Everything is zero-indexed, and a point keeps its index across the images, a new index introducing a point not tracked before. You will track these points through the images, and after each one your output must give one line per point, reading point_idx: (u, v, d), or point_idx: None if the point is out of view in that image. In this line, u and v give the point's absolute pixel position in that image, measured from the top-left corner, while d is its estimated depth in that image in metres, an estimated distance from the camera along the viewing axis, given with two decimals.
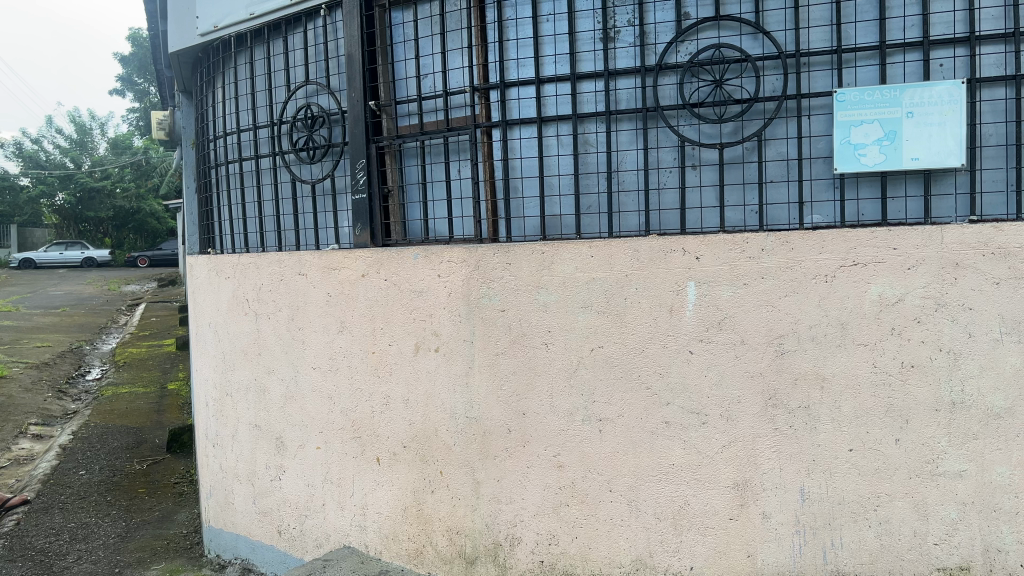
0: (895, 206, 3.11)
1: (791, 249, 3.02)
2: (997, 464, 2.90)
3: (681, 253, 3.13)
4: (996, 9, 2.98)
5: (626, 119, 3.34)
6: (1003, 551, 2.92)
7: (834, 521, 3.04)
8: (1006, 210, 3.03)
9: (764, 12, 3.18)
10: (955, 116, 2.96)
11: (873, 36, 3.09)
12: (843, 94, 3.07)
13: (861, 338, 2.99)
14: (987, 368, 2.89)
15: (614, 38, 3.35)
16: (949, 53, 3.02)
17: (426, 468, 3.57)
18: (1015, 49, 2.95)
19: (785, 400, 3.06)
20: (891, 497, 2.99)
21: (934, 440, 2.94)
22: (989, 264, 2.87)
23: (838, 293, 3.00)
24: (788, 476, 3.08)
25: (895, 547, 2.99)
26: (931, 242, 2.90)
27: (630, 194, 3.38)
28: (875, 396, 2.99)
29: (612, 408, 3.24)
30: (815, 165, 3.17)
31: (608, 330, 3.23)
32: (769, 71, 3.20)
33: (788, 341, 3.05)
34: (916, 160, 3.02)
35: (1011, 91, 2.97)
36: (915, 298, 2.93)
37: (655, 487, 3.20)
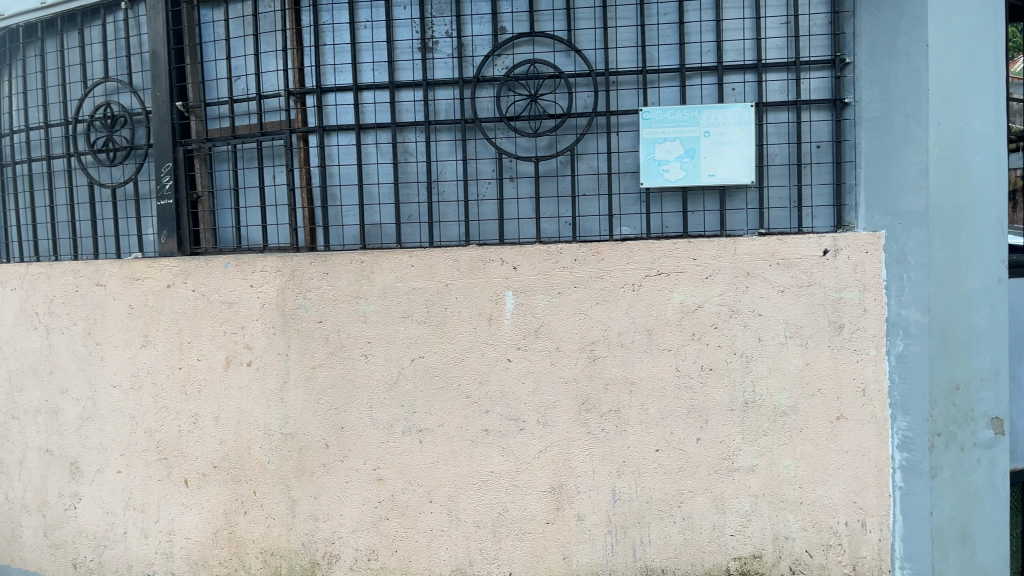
0: (695, 219, 3.32)
1: (601, 259, 3.15)
2: (784, 458, 3.14)
3: (499, 263, 3.18)
4: (780, 39, 3.25)
5: (445, 129, 3.37)
6: (790, 538, 3.16)
7: (642, 519, 3.18)
8: (789, 225, 3.31)
9: (576, 31, 3.31)
10: (745, 136, 3.20)
11: (674, 59, 3.28)
12: (647, 112, 3.23)
13: (665, 343, 3.15)
14: (775, 369, 3.14)
15: (431, 48, 3.35)
16: (739, 79, 3.26)
17: (238, 488, 3.40)
18: (796, 77, 3.24)
19: (596, 404, 3.18)
20: (692, 493, 3.17)
21: (730, 437, 3.15)
22: (775, 273, 3.12)
23: (644, 301, 3.15)
24: (600, 478, 3.19)
25: (696, 540, 3.18)
26: (726, 252, 3.12)
27: (450, 204, 3.39)
28: (678, 398, 3.16)
29: (432, 419, 3.23)
30: (623, 180, 3.32)
31: (428, 340, 3.22)
32: (581, 88, 3.32)
33: (599, 347, 3.17)
34: (713, 176, 3.22)
35: (792, 115, 3.25)
36: (712, 305, 3.14)
37: (474, 495, 3.22)
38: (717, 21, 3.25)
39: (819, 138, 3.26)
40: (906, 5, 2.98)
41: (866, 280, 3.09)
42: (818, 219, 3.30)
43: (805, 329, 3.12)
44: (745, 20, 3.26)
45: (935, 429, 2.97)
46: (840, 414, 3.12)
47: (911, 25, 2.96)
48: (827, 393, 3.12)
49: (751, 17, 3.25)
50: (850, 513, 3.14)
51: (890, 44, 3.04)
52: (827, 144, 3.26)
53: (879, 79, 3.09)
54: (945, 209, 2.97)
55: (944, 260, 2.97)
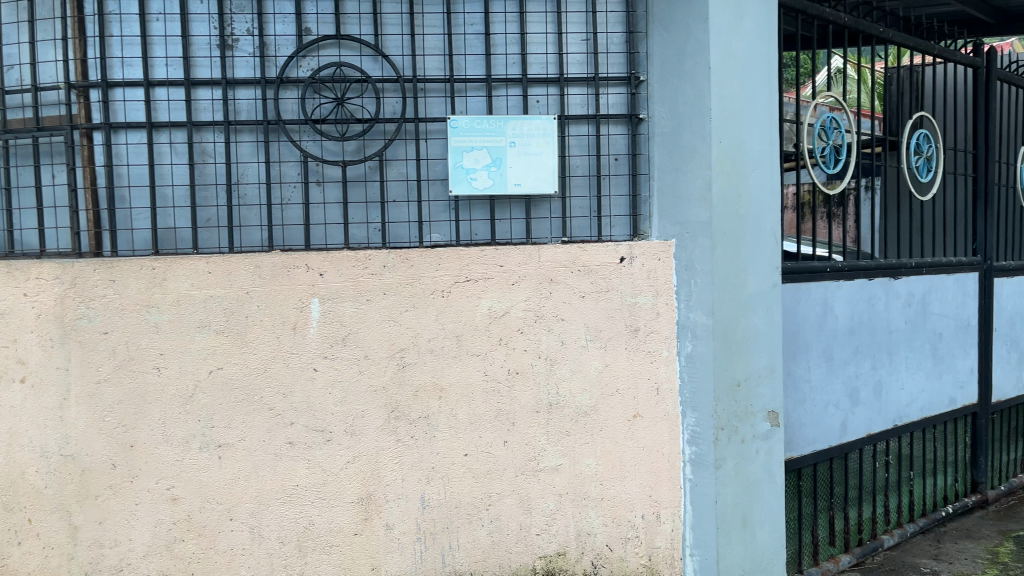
0: (502, 227, 3.38)
1: (410, 265, 3.15)
2: (586, 457, 3.28)
3: (304, 269, 3.10)
4: (581, 55, 3.39)
5: (246, 130, 3.23)
6: (592, 534, 3.29)
7: (451, 524, 3.20)
8: (590, 233, 3.45)
9: (383, 36, 3.29)
10: (549, 147, 3.33)
11: (480, 69, 3.34)
12: (455, 120, 3.27)
13: (473, 349, 3.20)
14: (577, 371, 3.26)
15: (231, 46, 3.21)
16: (543, 91, 3.37)
17: (10, 517, 3.09)
18: (595, 91, 3.39)
19: (405, 411, 3.16)
20: (500, 496, 3.23)
21: (535, 439, 3.24)
22: (576, 279, 3.25)
23: (452, 307, 3.18)
24: (409, 485, 3.17)
25: (504, 541, 3.24)
26: (531, 259, 3.22)
27: (252, 208, 3.25)
28: (486, 403, 3.21)
29: (232, 433, 3.09)
30: (432, 187, 3.32)
31: (228, 350, 3.08)
32: (389, 93, 3.29)
33: (408, 354, 3.16)
34: (519, 185, 3.31)
35: (593, 128, 3.41)
36: (518, 311, 3.22)
37: (278, 510, 3.11)
38: (522, 34, 3.35)
39: (617, 151, 3.43)
40: (690, 30, 3.20)
41: (658, 286, 3.31)
42: (616, 228, 3.46)
43: (605, 333, 3.28)
44: (548, 35, 3.38)
45: (719, 423, 3.22)
46: (637, 413, 3.31)
47: (695, 49, 3.19)
48: (625, 392, 3.30)
49: (553, 32, 3.38)
50: (646, 506, 3.32)
51: (678, 65, 3.26)
52: (624, 157, 3.44)
53: (669, 97, 3.30)
54: (726, 220, 3.23)
55: (725, 267, 3.22)
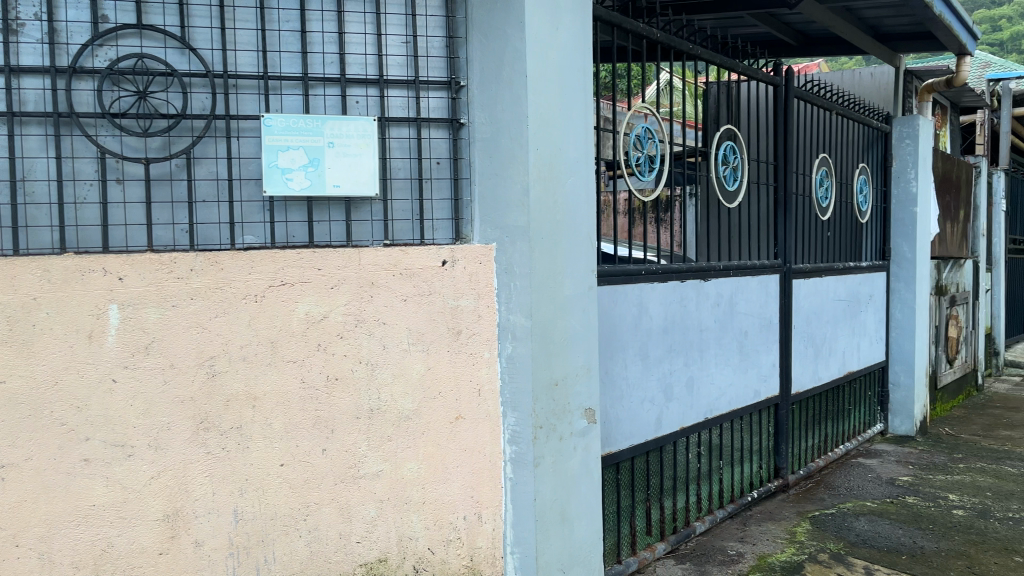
0: (321, 229, 3.30)
1: (220, 269, 3.01)
2: (408, 461, 3.26)
3: (101, 273, 2.89)
4: (401, 57, 3.38)
5: (33, 123, 2.98)
6: (414, 538, 3.29)
7: (266, 537, 3.09)
8: (412, 236, 3.43)
9: (190, 28, 3.13)
10: (368, 149, 3.30)
11: (296, 68, 3.25)
12: (269, 119, 3.17)
13: (289, 355, 3.09)
14: (398, 376, 3.24)
15: (16, 31, 2.95)
16: (362, 92, 3.33)
17: None
18: (415, 94, 3.40)
19: (216, 422, 3.01)
20: (318, 505, 3.15)
21: (355, 445, 3.19)
22: (397, 283, 3.23)
23: (267, 312, 3.07)
24: (221, 499, 3.03)
25: (323, 551, 3.16)
26: (350, 262, 3.16)
27: (41, 207, 3.00)
28: (303, 410, 3.12)
29: (17, 452, 2.83)
30: (245, 187, 3.19)
31: (11, 362, 2.81)
32: (197, 89, 3.13)
33: (219, 361, 3.01)
34: (338, 187, 3.26)
35: (413, 131, 3.41)
36: (337, 315, 3.15)
37: (72, 533, 2.89)
38: (340, 34, 3.29)
39: (438, 154, 3.45)
40: (508, 37, 3.25)
41: (479, 288, 3.34)
42: (438, 231, 3.46)
43: (426, 336, 3.27)
44: (367, 36, 3.34)
45: (537, 423, 3.30)
46: (458, 415, 3.33)
47: (513, 56, 3.25)
48: (447, 395, 3.31)
49: (372, 33, 3.35)
50: (467, 507, 3.36)
51: (496, 72, 3.31)
52: (446, 161, 3.46)
53: (488, 103, 3.35)
54: (544, 225, 3.31)
55: (543, 270, 3.31)
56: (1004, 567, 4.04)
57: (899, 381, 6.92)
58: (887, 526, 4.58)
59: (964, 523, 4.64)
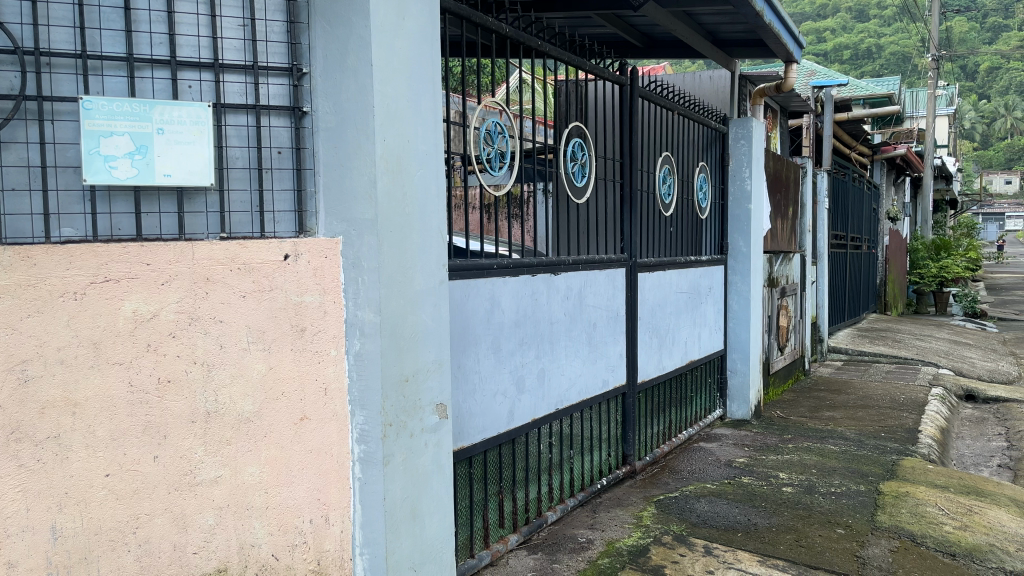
0: (149, 222, 3.08)
1: (31, 264, 2.74)
2: (249, 465, 3.11)
3: None
4: (237, 41, 3.22)
5: None
6: (256, 545, 3.15)
7: (90, 554, 2.86)
8: (252, 229, 3.28)
9: None
10: (202, 136, 3.11)
11: (120, 47, 3.02)
12: (89, 101, 2.92)
13: (115, 356, 2.87)
14: (237, 376, 3.08)
15: None
16: (195, 76, 3.14)
17: None
18: (253, 80, 3.25)
19: (29, 432, 2.74)
20: (149, 516, 2.94)
21: (191, 451, 3.00)
22: (235, 278, 3.06)
23: (88, 311, 2.83)
24: (36, 515, 2.77)
25: (155, 565, 2.97)
26: (183, 257, 2.97)
27: None
28: (131, 416, 2.90)
29: None
30: (61, 175, 2.93)
31: None
32: (3, 66, 2.84)
33: (31, 366, 2.74)
34: (168, 176, 3.06)
35: (252, 119, 3.26)
36: (169, 313, 2.95)
37: None
38: (169, 12, 3.09)
39: (279, 143, 3.31)
40: (352, 25, 3.15)
41: (324, 284, 3.24)
42: (280, 224, 3.33)
43: (268, 334, 3.13)
44: (200, 16, 3.15)
45: (386, 420, 3.23)
46: (303, 415, 3.21)
47: (358, 45, 3.15)
48: (290, 395, 3.18)
49: (206, 14, 3.16)
50: (313, 510, 3.26)
51: (340, 60, 3.20)
52: (287, 150, 3.33)
53: (332, 92, 3.24)
54: (392, 218, 3.24)
55: (391, 265, 3.24)
56: (827, 539, 4.36)
57: (737, 368, 7.35)
58: (726, 505, 4.84)
59: (792, 499, 4.98)
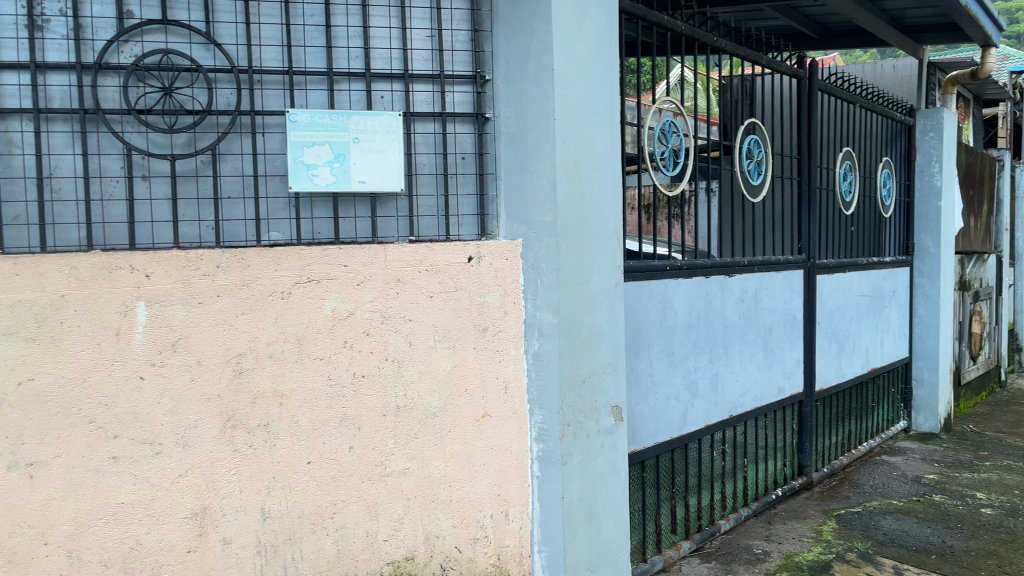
0: (346, 226, 3.27)
1: (247, 265, 2.99)
2: (434, 459, 3.24)
3: (128, 270, 2.89)
4: (425, 51, 3.34)
5: (59, 119, 2.97)
6: (441, 537, 3.26)
7: (294, 535, 3.08)
8: (438, 232, 3.41)
9: (214, 23, 3.10)
10: (393, 144, 3.26)
11: (322, 63, 3.22)
12: (294, 114, 3.14)
13: (316, 352, 3.08)
14: (425, 373, 3.21)
15: (42, 27, 2.93)
16: (387, 87, 3.30)
17: None
18: (440, 89, 3.36)
19: (243, 419, 3.00)
20: (345, 503, 3.13)
21: (382, 443, 3.17)
22: (423, 279, 3.20)
23: (293, 310, 3.05)
24: (248, 496, 3.02)
25: (350, 550, 3.15)
26: (376, 259, 3.14)
27: (68, 204, 2.99)
28: (329, 408, 3.10)
29: (46, 449, 2.83)
30: (271, 183, 3.18)
31: (40, 360, 2.81)
32: (222, 84, 3.11)
33: (245, 359, 3.00)
34: (363, 183, 3.23)
35: (438, 126, 3.37)
36: (364, 312, 3.13)
37: (101, 531, 2.88)
38: (364, 28, 3.25)
39: (464, 149, 3.41)
40: (534, 30, 3.20)
41: (505, 285, 3.31)
42: (464, 227, 3.43)
43: (453, 333, 3.25)
44: (392, 30, 3.30)
45: (564, 420, 3.26)
46: (485, 412, 3.30)
47: (539, 49, 3.19)
48: (473, 393, 3.28)
49: (397, 27, 3.30)
50: (495, 506, 3.34)
51: (522, 65, 3.26)
52: (471, 156, 3.42)
53: (514, 97, 3.30)
54: (571, 220, 3.26)
55: (571, 266, 3.26)
56: None
57: (923, 378, 6.85)
58: (915, 524, 4.53)
59: (993, 521, 4.58)
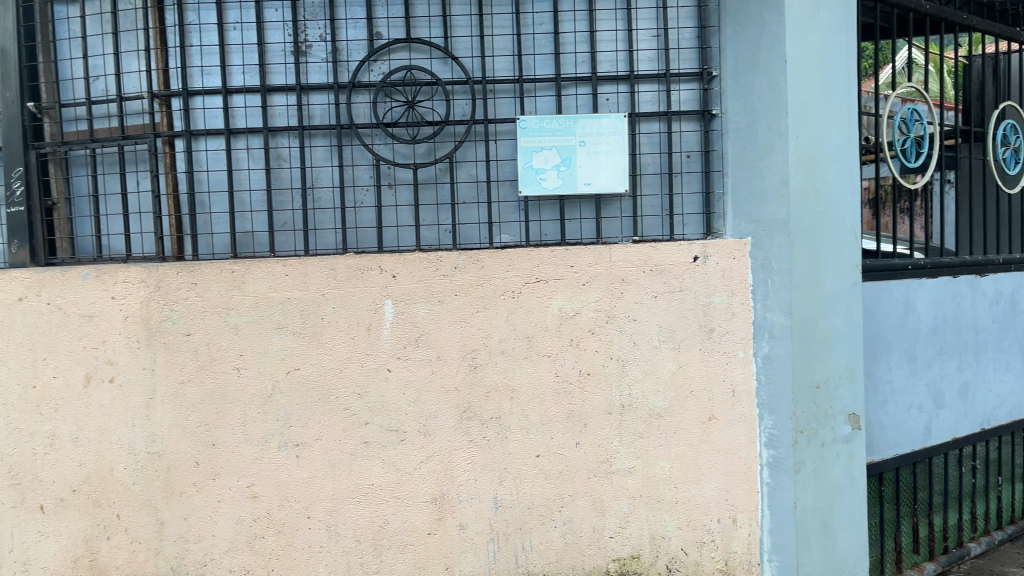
0: (572, 227, 3.37)
1: (481, 266, 3.15)
2: (659, 459, 3.24)
3: (377, 271, 3.14)
4: (650, 52, 3.35)
5: (320, 135, 3.29)
6: (667, 538, 3.25)
7: (524, 526, 3.21)
8: (662, 232, 3.41)
9: (452, 38, 3.30)
10: (619, 146, 3.26)
11: (550, 69, 3.32)
12: (524, 121, 3.24)
13: (545, 350, 3.18)
14: (650, 373, 3.22)
15: (305, 52, 3.26)
16: (613, 89, 3.34)
17: (101, 512, 3.21)
18: (666, 88, 3.34)
19: (477, 412, 3.17)
20: (572, 497, 3.21)
21: (608, 440, 3.21)
22: (648, 279, 3.20)
23: (523, 308, 3.17)
24: (482, 485, 3.19)
25: (577, 544, 3.22)
26: (602, 259, 3.18)
27: (326, 211, 3.32)
28: (557, 404, 3.19)
29: (310, 432, 3.15)
30: (502, 188, 3.33)
31: (304, 351, 3.14)
32: (458, 95, 3.31)
33: (479, 354, 3.16)
34: (589, 185, 3.26)
35: (663, 126, 3.35)
36: (590, 311, 3.19)
37: (354, 509, 3.17)
38: (591, 32, 3.32)
39: (689, 148, 3.38)
40: (765, 22, 3.10)
41: (733, 285, 3.22)
42: (689, 226, 3.42)
43: (679, 333, 3.22)
44: (618, 32, 3.34)
45: (797, 426, 3.12)
46: (712, 415, 3.25)
47: (771, 42, 3.09)
48: (699, 394, 3.24)
49: (623, 29, 3.34)
50: (722, 510, 3.27)
51: (752, 59, 3.17)
52: (696, 154, 3.39)
53: (743, 92, 3.21)
54: (804, 217, 3.12)
55: (804, 265, 3.11)
56: None
57: None
58: None
59: None
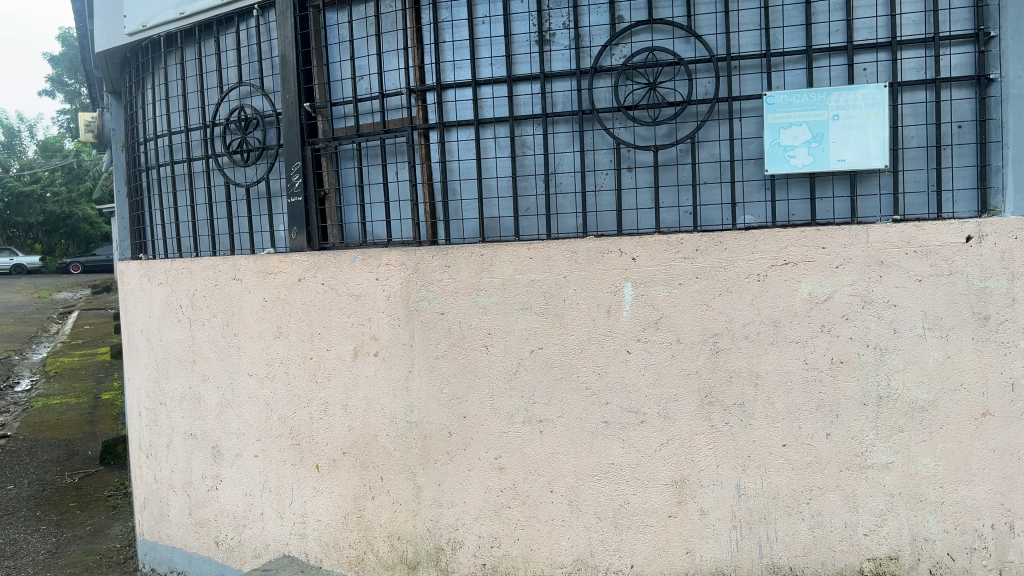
0: (824, 206, 3.19)
1: (724, 248, 3.07)
2: (922, 456, 3.00)
3: (618, 254, 3.16)
4: (916, 15, 3.08)
5: (562, 121, 3.36)
6: (930, 540, 3.02)
7: (769, 516, 3.11)
8: (927, 210, 3.13)
9: (696, 16, 3.23)
10: (877, 118, 3.05)
11: (800, 41, 3.15)
12: (772, 97, 3.13)
13: (793, 335, 3.05)
14: (911, 363, 2.99)
15: (549, 40, 3.36)
16: (871, 58, 3.11)
17: (366, 474, 3.53)
18: (934, 53, 3.07)
19: (720, 397, 3.12)
20: (823, 490, 3.07)
21: (863, 433, 3.03)
22: (911, 262, 2.96)
23: (769, 292, 3.06)
24: (725, 472, 3.14)
25: (827, 538, 3.08)
26: (858, 240, 2.98)
27: (567, 196, 3.40)
28: (806, 393, 3.06)
29: (552, 409, 3.26)
30: (747, 167, 3.23)
31: (547, 331, 3.24)
32: (701, 74, 3.25)
33: (722, 339, 3.10)
34: (842, 161, 3.09)
35: (931, 94, 3.08)
36: (843, 295, 3.01)
37: (595, 486, 3.24)
38: None
39: (961, 117, 3.08)
40: None
41: (1014, 267, 2.91)
42: (959, 204, 3.11)
43: (946, 320, 2.96)
44: None
45: None
46: (985, 411, 2.95)
47: None
48: (970, 387, 2.96)
49: None
50: (996, 515, 2.98)
51: None
52: (969, 124, 3.08)
53: None
54: None
55: None
56: None
57: None
58: None
59: None
